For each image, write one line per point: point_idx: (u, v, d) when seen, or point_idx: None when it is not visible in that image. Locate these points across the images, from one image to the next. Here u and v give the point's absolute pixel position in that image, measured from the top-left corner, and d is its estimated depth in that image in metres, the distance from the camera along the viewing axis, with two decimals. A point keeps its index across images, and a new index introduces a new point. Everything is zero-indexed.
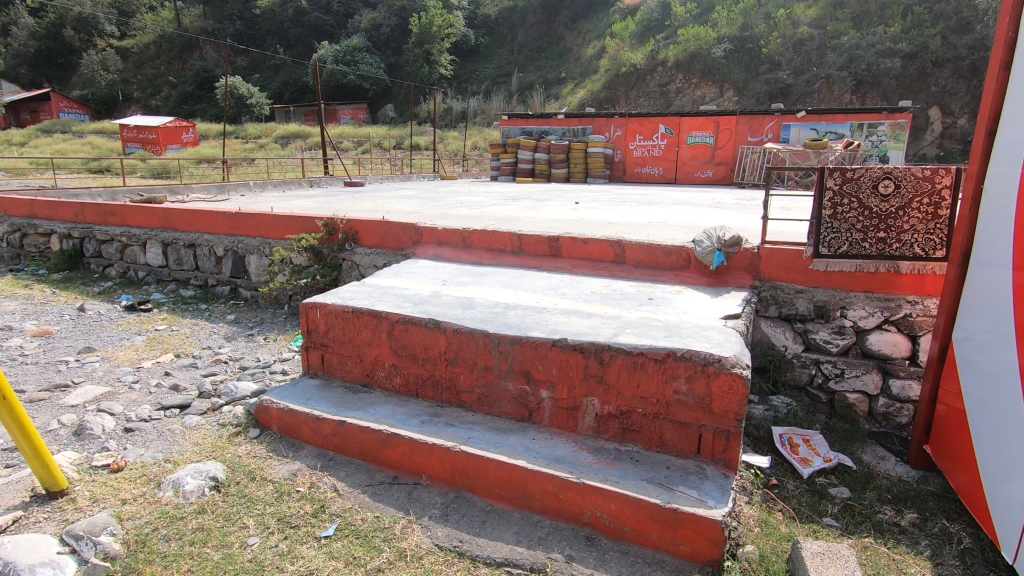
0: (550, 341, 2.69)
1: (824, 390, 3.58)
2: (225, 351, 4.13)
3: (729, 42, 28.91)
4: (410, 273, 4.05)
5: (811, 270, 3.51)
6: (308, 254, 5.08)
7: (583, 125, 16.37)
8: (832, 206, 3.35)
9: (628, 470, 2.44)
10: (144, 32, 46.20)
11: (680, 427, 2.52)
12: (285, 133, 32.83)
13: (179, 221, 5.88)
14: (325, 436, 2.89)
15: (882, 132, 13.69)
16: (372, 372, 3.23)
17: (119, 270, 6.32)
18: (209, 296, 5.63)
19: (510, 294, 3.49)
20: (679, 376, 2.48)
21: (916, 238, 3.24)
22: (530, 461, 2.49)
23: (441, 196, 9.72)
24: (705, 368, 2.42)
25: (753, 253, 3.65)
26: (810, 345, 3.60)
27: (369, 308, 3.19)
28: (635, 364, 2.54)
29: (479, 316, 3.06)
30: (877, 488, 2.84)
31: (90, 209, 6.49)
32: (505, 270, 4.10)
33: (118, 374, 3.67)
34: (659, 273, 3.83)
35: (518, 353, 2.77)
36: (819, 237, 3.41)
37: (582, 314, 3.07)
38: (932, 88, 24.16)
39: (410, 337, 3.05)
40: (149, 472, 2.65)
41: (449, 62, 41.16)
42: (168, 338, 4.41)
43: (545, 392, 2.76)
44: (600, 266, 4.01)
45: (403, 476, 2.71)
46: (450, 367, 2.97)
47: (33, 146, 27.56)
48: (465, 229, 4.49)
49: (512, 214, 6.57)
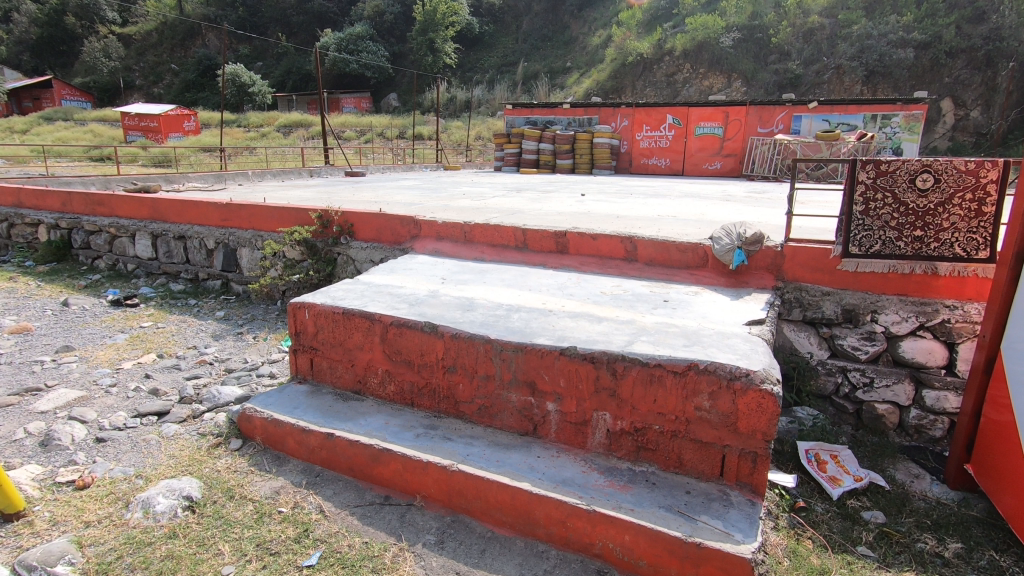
0: (557, 349, 2.45)
1: (850, 400, 3.33)
2: (211, 351, 3.88)
3: (739, 31, 28.38)
4: (406, 270, 3.80)
5: (839, 271, 3.25)
6: (302, 248, 4.83)
7: (589, 115, 15.92)
8: (864, 201, 3.12)
9: (643, 495, 2.20)
10: (146, 19, 45.80)
11: (701, 447, 2.28)
12: (287, 122, 32.44)
13: (169, 212, 5.64)
14: (311, 449, 2.66)
15: (896, 123, 13.23)
16: (365, 378, 2.99)
17: (108, 262, 6.09)
18: (199, 290, 5.40)
19: (514, 294, 3.24)
20: (701, 392, 2.23)
21: (957, 237, 2.97)
22: (535, 483, 2.24)
23: (443, 187, 9.45)
24: (730, 384, 2.18)
25: (775, 251, 3.38)
26: (836, 352, 3.34)
27: (361, 309, 2.95)
28: (652, 378, 2.30)
29: (480, 319, 2.82)
30: (915, 512, 2.59)
31: (79, 198, 6.25)
32: (508, 267, 3.85)
33: (95, 377, 3.43)
34: (673, 273, 3.57)
35: (522, 361, 2.53)
36: (849, 235, 3.16)
37: (592, 318, 2.81)
38: (945, 79, 23.58)
39: (405, 342, 2.81)
40: (118, 489, 2.42)
41: (453, 50, 40.62)
42: (152, 336, 4.18)
43: (551, 404, 2.52)
44: (610, 263, 3.75)
45: (396, 496, 2.48)
46: (448, 375, 2.73)
47: (34, 134, 27.31)
48: (466, 223, 4.24)
49: (516, 207, 6.31)
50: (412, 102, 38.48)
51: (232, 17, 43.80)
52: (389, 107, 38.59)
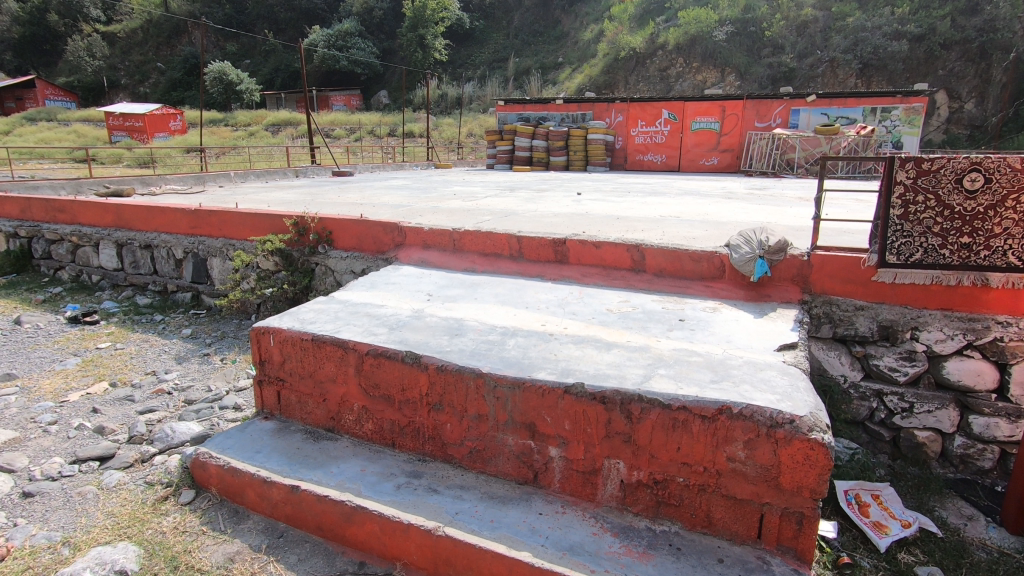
0: (560, 387, 2.08)
1: (886, 426, 2.99)
2: (171, 379, 3.46)
3: (731, 24, 28.03)
4: (389, 284, 3.41)
5: (874, 282, 2.89)
6: (276, 259, 4.42)
7: (583, 110, 15.64)
8: (903, 204, 2.76)
9: (667, 565, 1.82)
10: (131, 17, 44.88)
11: (735, 504, 1.91)
12: (276, 120, 31.88)
13: (135, 219, 5.22)
14: (274, 504, 2.28)
15: (896, 116, 12.83)
16: (339, 415, 2.61)
17: (71, 273, 5.65)
18: (167, 304, 4.98)
19: (509, 313, 2.86)
20: (735, 440, 1.87)
21: (1011, 244, 2.61)
22: (537, 551, 1.87)
23: (433, 186, 9.04)
24: (771, 432, 1.81)
25: (802, 261, 3.00)
26: (870, 373, 2.99)
27: (334, 335, 2.57)
28: (675, 423, 1.93)
29: (470, 348, 2.44)
30: (974, 566, 2.27)
31: (39, 204, 5.80)
32: (501, 279, 3.47)
33: (33, 414, 3.01)
34: (686, 285, 3.20)
35: (520, 401, 2.17)
36: (886, 242, 2.80)
37: (600, 344, 2.43)
38: (939, 72, 23.32)
39: (384, 374, 2.44)
40: (37, 563, 2.02)
41: (444, 45, 40.07)
42: (107, 360, 3.76)
43: (554, 450, 2.16)
44: (615, 275, 3.38)
45: (373, 563, 2.10)
46: (434, 413, 2.36)
47: (16, 135, 26.61)
48: (454, 229, 3.86)
49: (509, 209, 5.95)
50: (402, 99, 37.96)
51: (219, 13, 42.98)
52: (379, 104, 38.05)
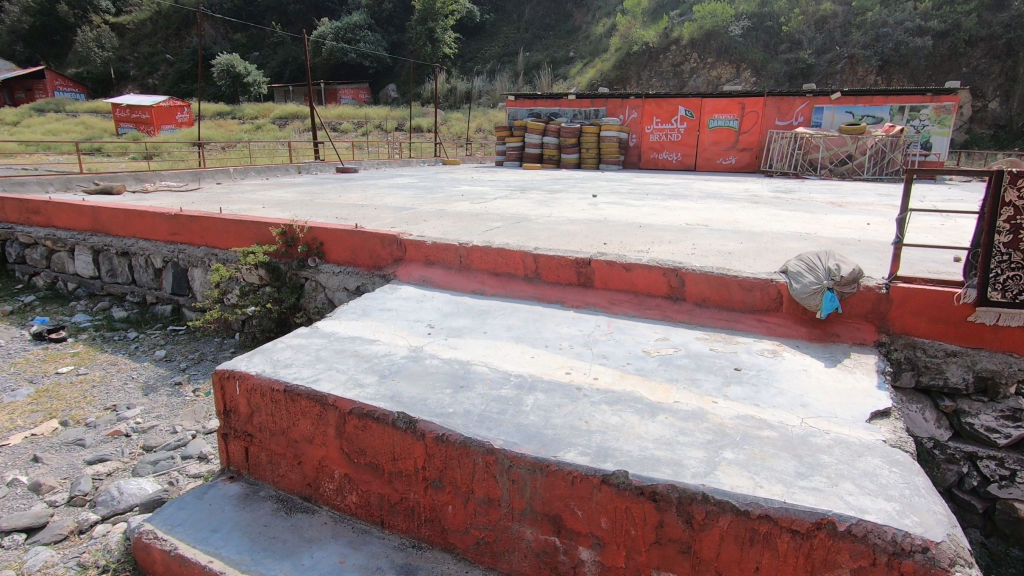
0: (593, 475, 1.59)
1: (979, 496, 2.52)
2: (132, 417, 3.00)
3: (748, 19, 27.27)
4: (385, 310, 2.92)
5: (970, 323, 2.37)
6: (261, 272, 3.94)
7: (596, 106, 15.01)
8: (1012, 229, 2.24)
9: None
10: (141, 7, 44.53)
11: None
12: (283, 114, 31.43)
13: (111, 223, 4.76)
14: None
15: (925, 116, 12.10)
16: (317, 482, 2.12)
17: (46, 280, 5.20)
18: (146, 318, 4.53)
19: (526, 356, 2.36)
20: (838, 566, 1.38)
21: None
22: None
23: (439, 186, 8.50)
24: (892, 561, 1.32)
25: (879, 294, 2.47)
26: (961, 432, 2.51)
27: (310, 387, 2.08)
28: (753, 537, 1.44)
29: (477, 409, 1.93)
30: None
31: (13, 205, 5.36)
32: (513, 305, 2.98)
33: None
34: (735, 318, 2.69)
35: (543, 487, 1.67)
36: (987, 275, 2.27)
37: (642, 408, 1.92)
38: (962, 69, 22.55)
39: (371, 439, 1.96)
40: None
41: (454, 39, 39.45)
42: (63, 392, 3.31)
43: (586, 551, 1.68)
44: (649, 303, 2.87)
45: None
46: (432, 491, 1.88)
47: (24, 125, 26.27)
48: (461, 244, 3.36)
49: (521, 214, 5.45)
50: (410, 93, 37.39)
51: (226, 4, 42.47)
52: (387, 98, 37.54)
